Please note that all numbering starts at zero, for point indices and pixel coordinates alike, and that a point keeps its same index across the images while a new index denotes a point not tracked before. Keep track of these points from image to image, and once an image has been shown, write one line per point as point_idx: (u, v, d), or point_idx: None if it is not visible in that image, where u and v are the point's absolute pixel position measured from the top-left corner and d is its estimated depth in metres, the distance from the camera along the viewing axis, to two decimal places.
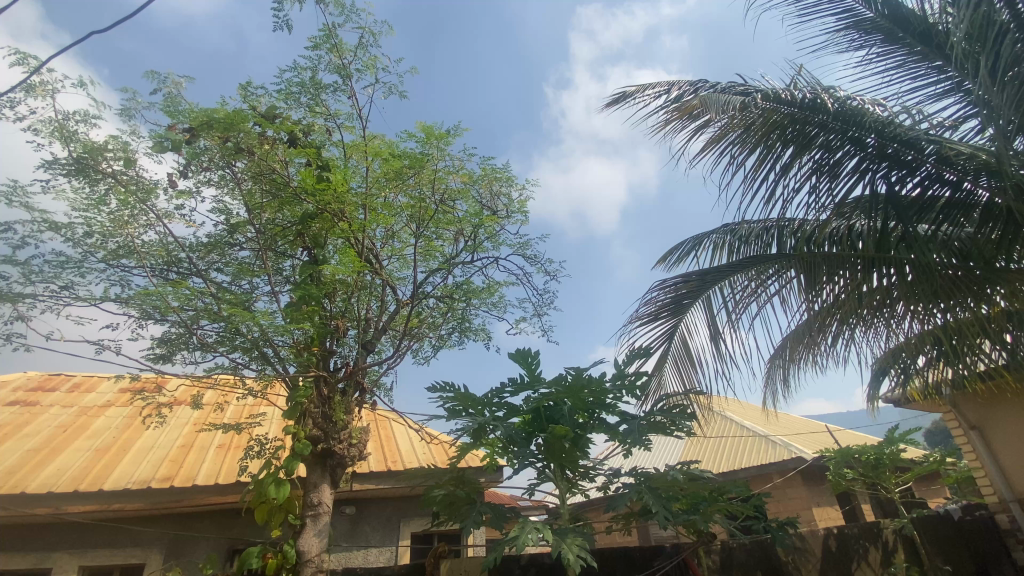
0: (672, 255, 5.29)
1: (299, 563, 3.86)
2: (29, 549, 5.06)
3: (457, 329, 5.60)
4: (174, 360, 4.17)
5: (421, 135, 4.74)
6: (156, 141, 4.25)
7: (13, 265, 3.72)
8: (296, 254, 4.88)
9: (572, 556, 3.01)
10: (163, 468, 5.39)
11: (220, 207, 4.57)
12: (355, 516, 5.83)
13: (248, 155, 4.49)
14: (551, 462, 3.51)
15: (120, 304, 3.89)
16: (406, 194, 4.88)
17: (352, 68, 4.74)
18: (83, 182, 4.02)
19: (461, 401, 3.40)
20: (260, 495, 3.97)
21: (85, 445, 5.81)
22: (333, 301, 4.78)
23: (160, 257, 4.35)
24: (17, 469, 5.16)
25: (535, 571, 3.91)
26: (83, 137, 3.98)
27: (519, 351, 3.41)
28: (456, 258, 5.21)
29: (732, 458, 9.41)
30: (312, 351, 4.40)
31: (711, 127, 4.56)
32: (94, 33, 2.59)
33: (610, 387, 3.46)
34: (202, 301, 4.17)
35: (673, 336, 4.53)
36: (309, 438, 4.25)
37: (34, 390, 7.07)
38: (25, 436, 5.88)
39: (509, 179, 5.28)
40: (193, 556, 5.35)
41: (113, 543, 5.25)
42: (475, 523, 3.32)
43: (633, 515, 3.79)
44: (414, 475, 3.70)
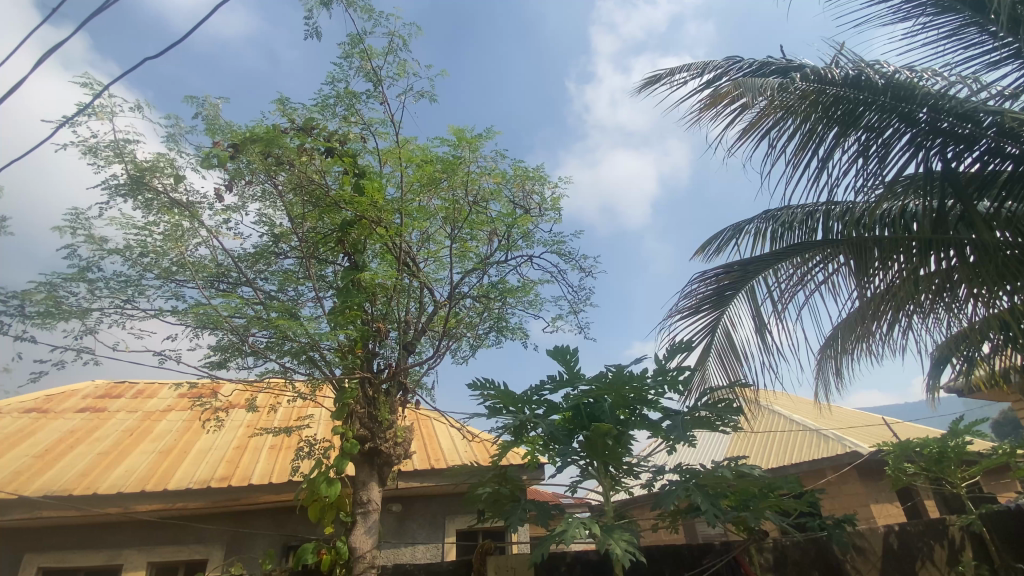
0: (711, 244, 5.16)
1: (352, 559, 3.99)
2: (102, 546, 5.43)
3: (494, 328, 5.63)
4: (229, 366, 4.38)
5: (453, 139, 4.81)
6: (204, 158, 4.48)
7: (81, 283, 4.00)
8: (337, 261, 5.02)
9: (620, 551, 3.01)
10: (220, 469, 5.68)
11: (264, 218, 4.76)
12: (401, 514, 5.97)
13: (287, 168, 4.68)
14: (593, 459, 3.48)
15: (177, 315, 4.12)
16: (440, 197, 4.99)
17: (383, 73, 4.83)
18: (138, 201, 4.27)
19: (501, 399, 3.42)
20: (313, 493, 4.11)
21: (151, 446, 6.20)
22: (374, 305, 4.91)
23: (211, 271, 4.57)
24: (89, 472, 5.55)
25: (582, 569, 3.89)
26: (136, 158, 4.23)
27: (557, 349, 3.41)
28: (491, 258, 5.25)
29: (782, 453, 9.07)
30: (357, 353, 4.50)
31: (751, 112, 4.43)
32: (152, 58, 2.83)
33: (651, 382, 3.42)
34: (253, 310, 4.36)
35: (716, 329, 4.42)
36: (356, 438, 4.39)
37: (102, 397, 7.57)
38: (96, 440, 6.29)
39: (541, 176, 5.27)
40: (252, 552, 5.61)
41: (177, 539, 5.56)
42: (520, 521, 3.35)
43: (680, 513, 3.72)
44: (459, 473, 3.74)
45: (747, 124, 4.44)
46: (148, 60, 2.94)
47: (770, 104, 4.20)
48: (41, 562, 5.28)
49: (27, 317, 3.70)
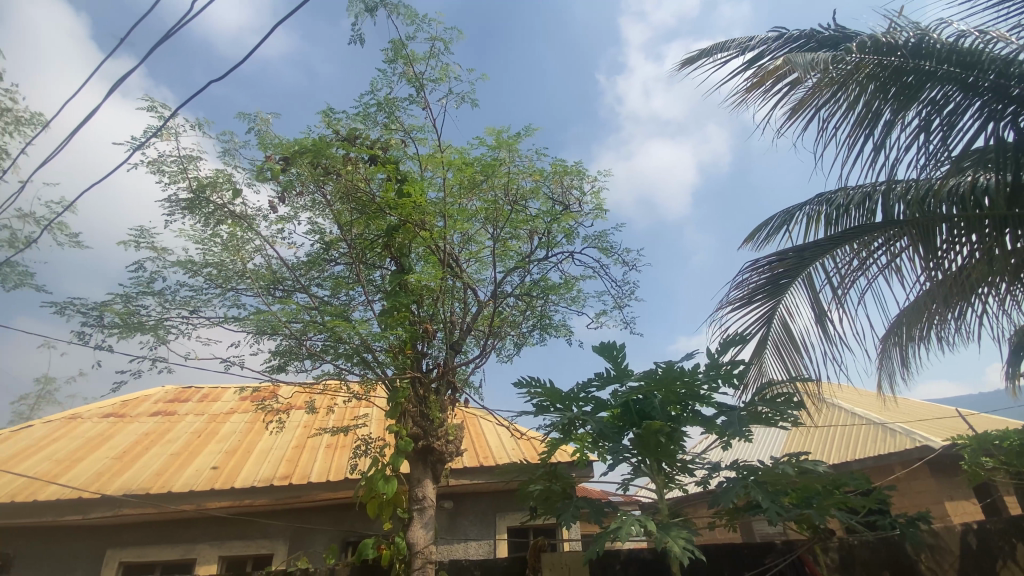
0: (761, 232, 4.96)
1: (411, 554, 4.08)
2: (177, 542, 5.79)
3: (538, 326, 5.63)
4: (288, 370, 4.58)
5: (491, 140, 4.83)
6: (258, 172, 4.71)
7: (151, 295, 4.28)
8: (384, 265, 5.15)
9: (678, 549, 2.95)
10: (281, 468, 5.94)
11: (315, 227, 4.94)
12: (453, 511, 6.06)
13: (334, 177, 4.85)
14: (646, 457, 3.41)
15: (238, 323, 4.34)
16: (480, 198, 5.03)
17: (425, 78, 4.91)
18: (199, 216, 4.52)
19: (548, 396, 3.41)
20: (371, 490, 4.24)
21: (217, 447, 6.58)
22: (420, 307, 5.00)
23: (268, 279, 4.80)
24: (164, 471, 5.94)
25: (637, 567, 3.83)
26: (197, 175, 4.49)
27: (603, 345, 3.38)
28: (532, 256, 5.25)
29: (844, 448, 8.63)
30: (407, 354, 4.61)
31: (800, 91, 4.24)
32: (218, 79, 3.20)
33: (703, 377, 3.33)
34: (308, 316, 4.54)
35: (772, 320, 4.25)
36: (410, 436, 4.51)
37: (171, 401, 8.07)
38: (167, 442, 6.71)
39: (580, 171, 5.21)
40: (313, 547, 5.84)
41: (245, 534, 5.87)
42: (573, 518, 3.34)
43: (739, 510, 3.61)
44: (509, 471, 3.75)
45: (796, 104, 4.25)
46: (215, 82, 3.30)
47: (820, 80, 4.00)
48: (123, 557, 5.68)
49: (107, 328, 4.00)
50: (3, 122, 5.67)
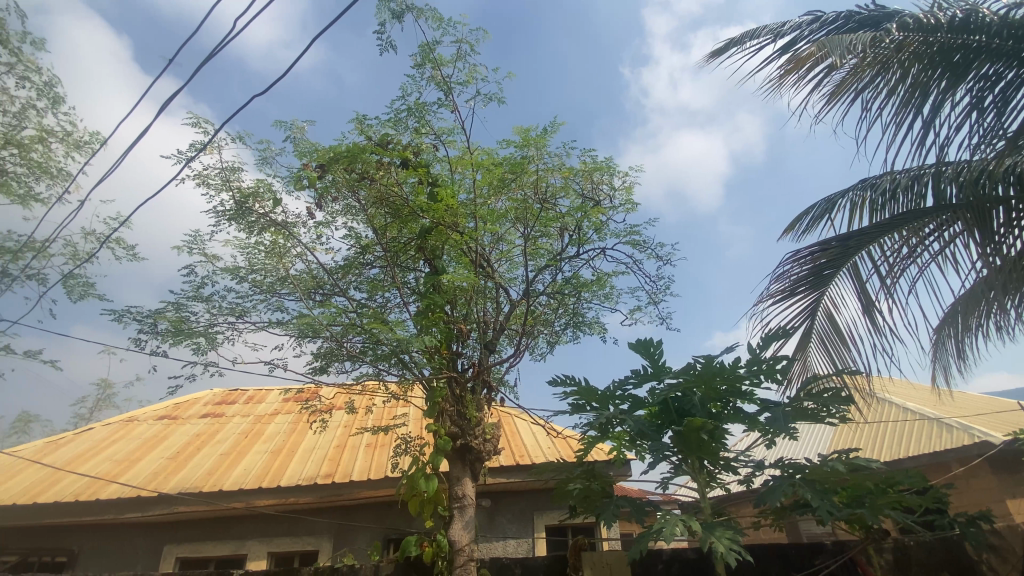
0: (801, 222, 4.78)
1: (452, 552, 4.12)
2: (228, 538, 6.04)
3: (571, 324, 5.60)
4: (330, 371, 4.70)
5: (519, 139, 4.82)
6: (296, 180, 4.86)
7: (200, 302, 4.48)
8: (418, 267, 5.22)
9: (724, 549, 2.89)
10: (324, 466, 6.11)
11: (351, 232, 5.06)
12: (491, 509, 6.10)
13: (368, 182, 4.96)
14: (687, 455, 3.34)
15: (282, 326, 4.49)
16: (510, 198, 5.04)
17: (453, 81, 4.96)
18: (243, 224, 4.70)
19: (584, 395, 3.36)
20: (413, 488, 4.31)
21: (263, 447, 6.82)
22: (454, 307, 5.04)
23: (309, 284, 4.96)
24: (214, 471, 6.21)
25: (680, 567, 3.76)
26: (239, 185, 4.65)
27: (639, 342, 3.33)
28: (563, 253, 5.21)
29: (896, 445, 8.25)
30: (443, 354, 4.68)
31: (838, 74, 4.07)
32: (261, 92, 3.33)
33: (745, 372, 3.25)
34: (347, 319, 4.65)
35: (816, 313, 4.10)
36: (448, 434, 4.56)
37: (219, 403, 8.43)
38: (217, 443, 7.01)
39: (611, 166, 5.15)
40: (357, 543, 5.98)
41: (293, 531, 6.07)
42: (614, 517, 3.30)
43: (786, 509, 3.49)
44: (546, 470, 3.74)
45: (834, 88, 4.09)
46: (257, 96, 3.44)
47: (860, 62, 3.83)
48: (179, 552, 5.98)
49: (161, 334, 4.20)
50: (64, 144, 6.03)
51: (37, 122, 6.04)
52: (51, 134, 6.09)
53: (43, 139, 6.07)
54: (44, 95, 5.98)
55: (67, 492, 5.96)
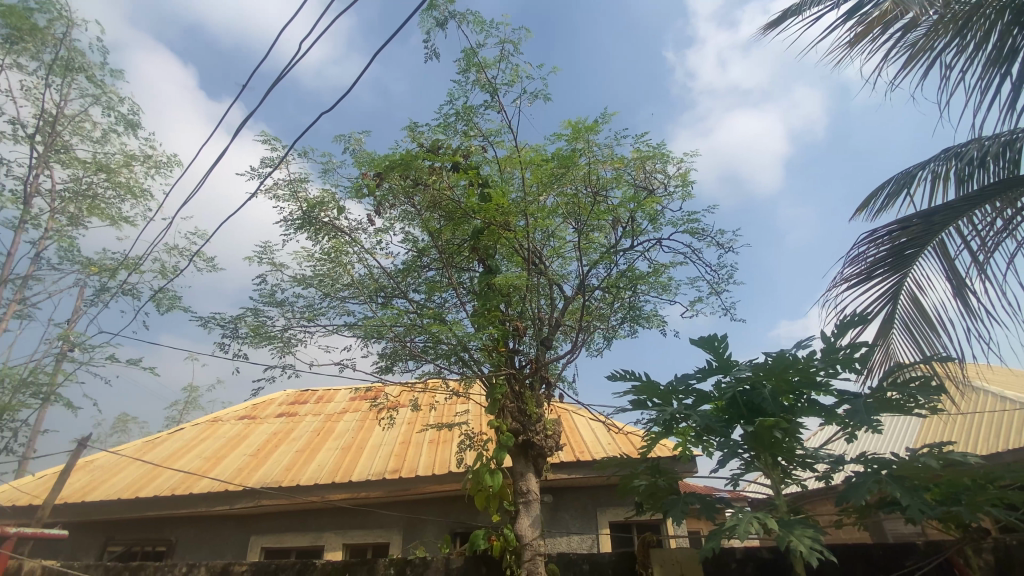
0: (876, 199, 4.44)
1: (520, 546, 4.17)
2: (306, 530, 6.41)
3: (628, 318, 5.51)
4: (395, 370, 4.89)
5: (569, 133, 4.78)
6: (356, 190, 5.08)
7: (275, 307, 4.78)
8: (472, 268, 5.32)
9: (805, 549, 2.74)
10: (391, 462, 6.36)
11: (408, 237, 5.23)
12: (553, 505, 6.11)
13: (422, 188, 5.10)
14: (759, 451, 3.19)
15: (349, 328, 4.71)
16: (560, 193, 5.02)
17: (498, 82, 4.99)
18: (310, 233, 4.97)
19: (644, 391, 3.28)
20: (478, 483, 4.40)
21: (335, 444, 7.18)
22: (510, 305, 5.09)
23: (372, 287, 5.18)
24: (292, 467, 6.61)
25: (755, 566, 3.62)
26: (304, 196, 4.92)
27: (703, 337, 3.22)
28: (617, 246, 5.12)
29: (995, 438, 7.51)
30: (501, 351, 4.76)
31: (913, 37, 3.76)
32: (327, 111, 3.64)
33: (819, 363, 3.06)
34: (408, 319, 4.80)
35: (898, 296, 3.82)
36: (510, 430, 4.62)
37: (292, 403, 8.96)
38: (293, 440, 7.45)
39: (663, 154, 5.00)
40: (426, 536, 6.19)
41: (365, 524, 6.35)
42: (683, 514, 3.20)
43: (871, 507, 3.26)
44: (610, 466, 3.69)
45: (908, 53, 3.78)
46: (323, 115, 3.76)
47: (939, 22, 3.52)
48: (264, 543, 6.42)
49: (242, 338, 4.53)
50: (146, 169, 6.62)
51: (124, 149, 6.65)
52: (135, 160, 6.69)
53: (129, 164, 6.68)
54: (128, 124, 6.58)
55: (165, 486, 6.54)
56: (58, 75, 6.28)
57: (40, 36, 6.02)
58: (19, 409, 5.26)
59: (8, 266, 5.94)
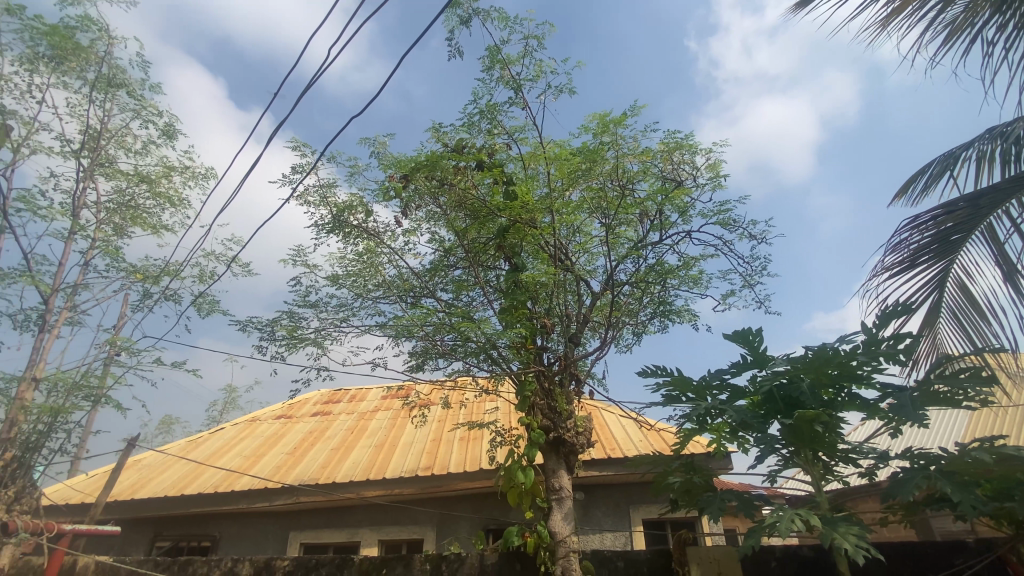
0: (916, 184, 4.25)
1: (554, 543, 4.15)
2: (343, 526, 6.57)
3: (658, 313, 5.43)
4: (425, 368, 4.95)
5: (594, 126, 4.73)
6: (384, 192, 5.16)
7: (309, 309, 4.90)
8: (499, 266, 5.33)
9: (851, 547, 2.65)
10: (423, 459, 6.45)
11: (435, 237, 5.29)
12: (585, 502, 6.09)
13: (447, 187, 5.15)
14: (798, 447, 3.09)
15: (380, 328, 4.79)
16: (585, 188, 4.98)
17: (522, 78, 4.97)
18: (340, 235, 5.08)
19: (677, 386, 3.22)
20: (510, 480, 4.41)
21: (368, 442, 7.33)
22: (537, 303, 5.08)
23: (401, 287, 5.25)
24: (327, 464, 6.78)
25: (795, 566, 3.52)
26: (334, 200, 5.03)
27: (737, 330, 3.15)
28: (645, 240, 5.04)
29: None
30: (529, 349, 4.75)
31: (951, 12, 3.58)
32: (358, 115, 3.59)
33: (860, 356, 2.95)
34: (437, 318, 4.85)
35: (945, 284, 3.64)
36: (541, 428, 4.62)
37: (326, 402, 9.18)
38: (328, 439, 7.64)
39: (691, 145, 4.91)
40: (459, 533, 6.24)
41: (399, 520, 6.46)
42: (720, 511, 3.12)
43: (919, 505, 3.13)
44: (642, 463, 3.64)
45: (947, 29, 3.60)
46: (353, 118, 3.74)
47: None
48: (303, 539, 6.61)
49: (278, 340, 4.66)
50: (185, 178, 6.87)
51: (164, 160, 6.93)
52: (174, 170, 6.96)
53: (169, 175, 6.95)
54: (167, 134, 6.84)
55: (208, 484, 6.79)
56: (102, 92, 6.58)
57: (83, 54, 6.32)
58: (73, 411, 5.53)
59: (60, 275, 6.26)
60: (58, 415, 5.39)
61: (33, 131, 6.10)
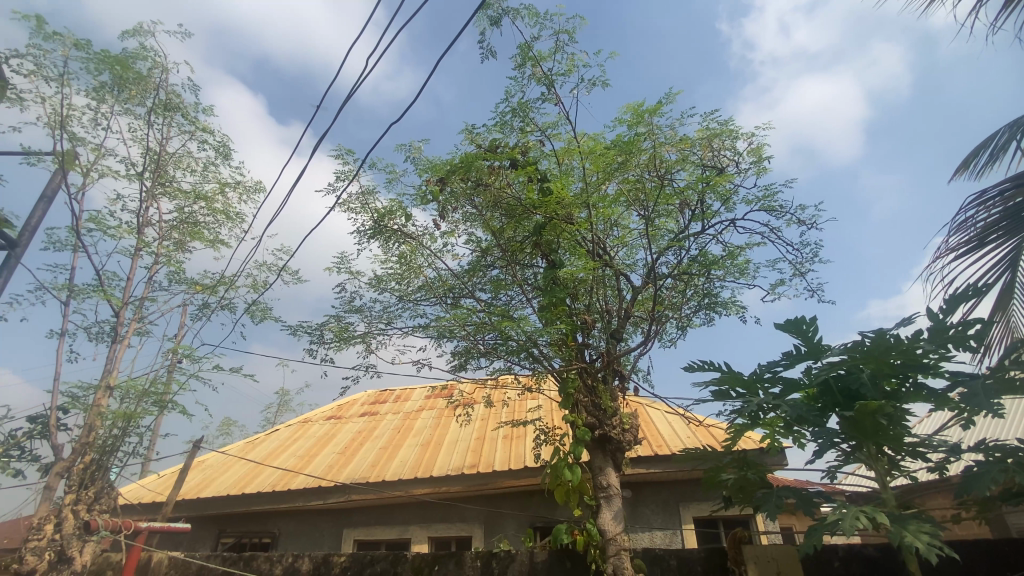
0: (979, 157, 3.96)
1: (605, 540, 4.11)
2: (393, 523, 6.74)
3: (703, 306, 5.28)
4: (468, 367, 5.00)
5: (630, 117, 4.66)
6: (421, 196, 5.25)
7: (355, 313, 5.06)
8: (537, 263, 5.33)
9: (924, 546, 2.49)
10: (469, 457, 6.54)
11: (472, 238, 5.34)
12: (633, 500, 6.00)
13: (483, 188, 5.20)
14: (859, 441, 2.93)
15: (422, 329, 4.89)
16: (622, 180, 4.90)
17: (554, 74, 4.95)
18: (381, 240, 5.21)
19: (727, 380, 3.12)
20: (557, 478, 4.39)
21: (414, 440, 7.50)
22: (576, 300, 5.05)
23: (441, 289, 5.34)
24: (377, 463, 6.97)
25: (860, 565, 3.36)
26: (374, 206, 5.16)
27: (789, 320, 3.02)
28: (687, 231, 4.91)
29: None
30: (571, 346, 4.72)
31: None
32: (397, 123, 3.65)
33: (925, 343, 2.78)
34: (478, 317, 4.90)
35: (1018, 263, 3.38)
36: (586, 425, 4.58)
37: (373, 403, 9.45)
38: (376, 438, 7.86)
39: (732, 130, 4.75)
40: (507, 530, 6.28)
41: (448, 518, 6.57)
42: (777, 509, 2.99)
43: (998, 502, 2.91)
44: (691, 459, 3.51)
45: None
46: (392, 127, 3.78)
47: None
48: (356, 535, 6.83)
49: (328, 343, 4.83)
50: (237, 193, 7.23)
51: (217, 177, 7.31)
52: (227, 186, 7.32)
53: (222, 191, 7.32)
54: (219, 152, 7.20)
55: (266, 483, 7.10)
56: (159, 116, 7.01)
57: (141, 82, 6.75)
58: (143, 415, 5.91)
59: (128, 289, 6.70)
60: (130, 420, 5.77)
61: (100, 156, 6.54)
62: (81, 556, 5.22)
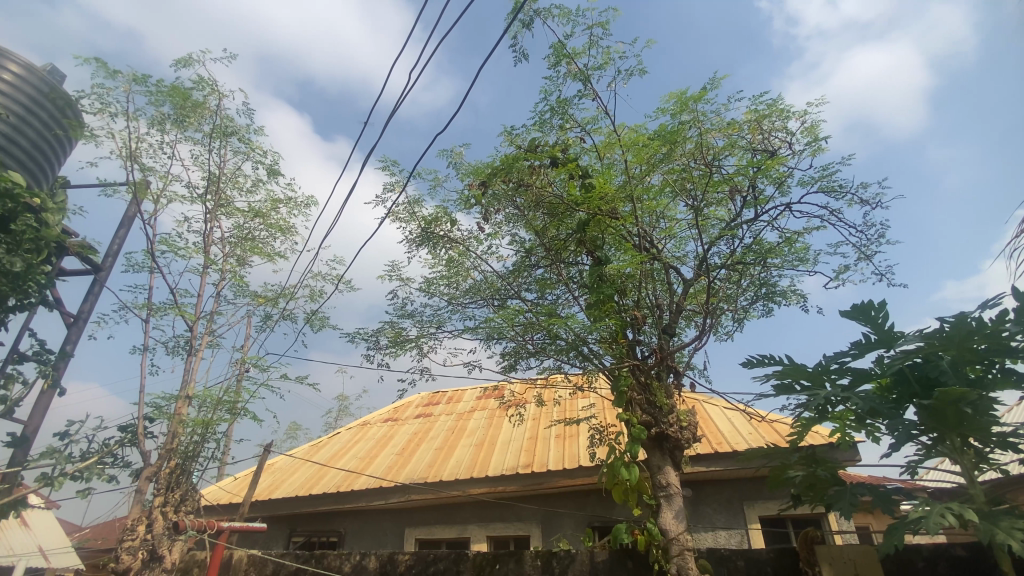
0: None
1: (666, 541, 3.98)
2: (453, 522, 6.88)
3: (759, 297, 5.07)
4: (519, 367, 5.04)
5: (672, 106, 4.55)
6: (465, 201, 5.33)
7: (408, 318, 5.23)
8: (582, 260, 5.28)
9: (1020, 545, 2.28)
10: (523, 457, 6.57)
11: (516, 239, 5.37)
12: (694, 499, 5.84)
13: (524, 189, 5.22)
14: (941, 433, 2.73)
15: (472, 331, 4.97)
16: (664, 171, 4.78)
17: (590, 68, 4.89)
18: (428, 246, 5.34)
19: (790, 373, 2.98)
20: (614, 476, 4.32)
21: (468, 441, 7.63)
22: (625, 296, 4.97)
23: (489, 291, 5.40)
24: (434, 464, 7.14)
25: (949, 566, 3.12)
26: (420, 213, 5.30)
27: (855, 307, 2.86)
28: (739, 219, 4.72)
29: None
30: (621, 343, 4.66)
31: None
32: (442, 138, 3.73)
33: (1012, 326, 2.55)
34: (526, 317, 4.92)
35: None
36: (641, 424, 4.49)
37: (427, 405, 9.68)
38: (431, 439, 8.05)
39: (781, 111, 4.54)
40: (565, 529, 6.27)
41: (505, 517, 6.63)
42: (852, 507, 2.82)
43: None
44: (756, 456, 3.37)
45: None
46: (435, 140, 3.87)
47: None
48: (418, 534, 7.02)
49: (383, 348, 5.01)
50: (290, 209, 7.60)
51: (270, 194, 7.71)
52: (280, 202, 7.72)
53: (277, 207, 7.72)
54: (272, 171, 7.60)
55: (331, 484, 7.44)
56: (217, 141, 7.48)
57: (198, 110, 7.23)
58: (219, 422, 6.33)
59: (200, 305, 7.19)
60: (208, 427, 6.21)
61: (166, 182, 7.06)
62: (170, 554, 5.68)
